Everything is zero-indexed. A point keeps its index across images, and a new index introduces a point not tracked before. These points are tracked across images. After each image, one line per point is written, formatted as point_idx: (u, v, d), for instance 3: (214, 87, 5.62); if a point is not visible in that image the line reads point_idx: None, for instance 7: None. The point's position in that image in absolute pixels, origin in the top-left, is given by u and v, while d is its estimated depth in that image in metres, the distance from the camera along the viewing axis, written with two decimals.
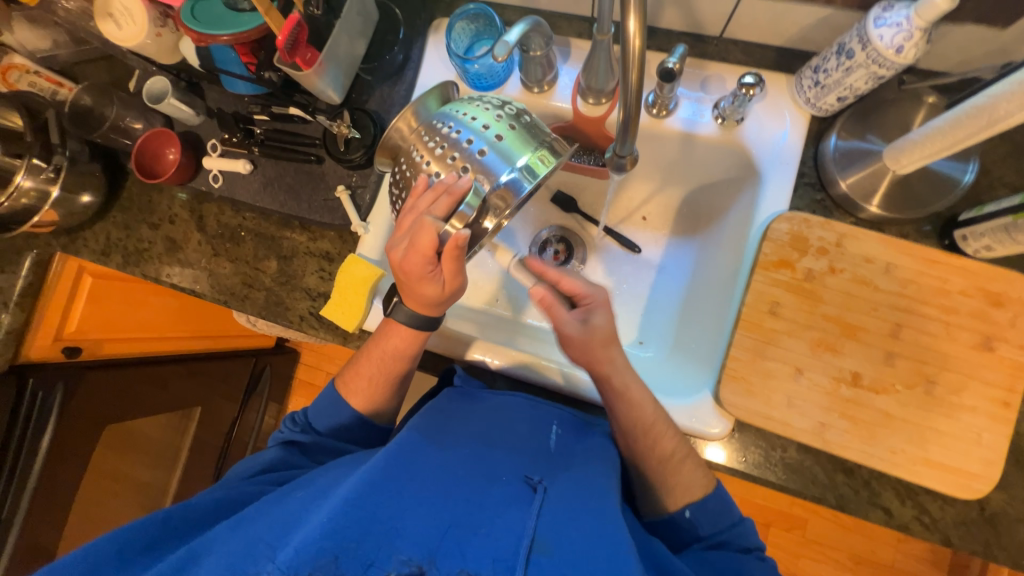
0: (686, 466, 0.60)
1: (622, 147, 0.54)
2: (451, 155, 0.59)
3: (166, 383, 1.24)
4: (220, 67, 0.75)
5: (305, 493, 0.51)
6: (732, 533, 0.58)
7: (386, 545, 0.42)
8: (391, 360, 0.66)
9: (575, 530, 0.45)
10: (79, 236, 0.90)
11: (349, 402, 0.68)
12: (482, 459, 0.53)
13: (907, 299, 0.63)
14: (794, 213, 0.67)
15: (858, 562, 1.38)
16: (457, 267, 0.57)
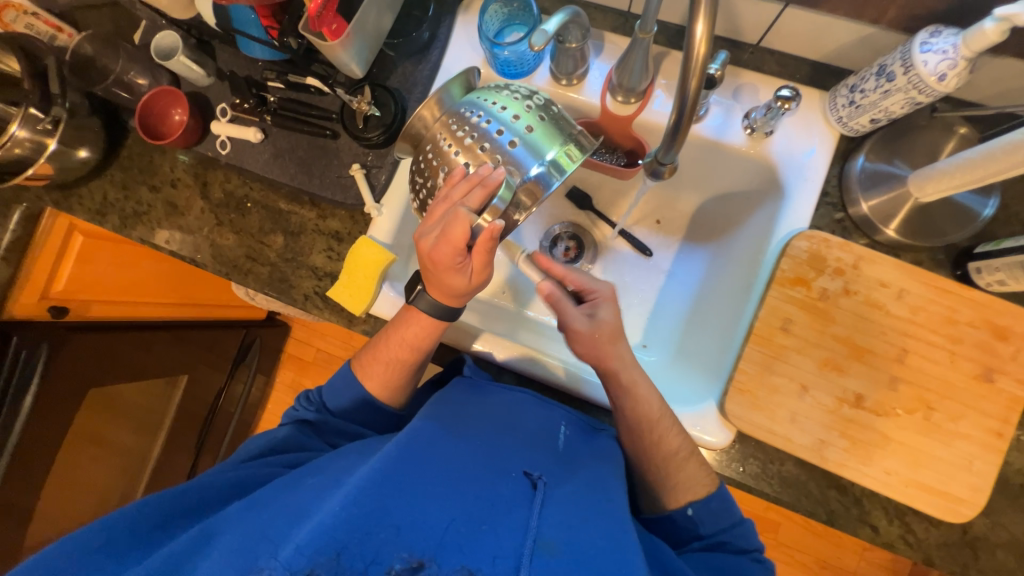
0: (690, 464, 0.60)
1: (666, 154, 0.53)
2: (481, 145, 0.57)
3: (151, 345, 1.20)
4: (237, 28, 0.71)
5: (315, 482, 0.50)
6: (732, 533, 0.59)
7: (395, 539, 0.41)
8: (407, 347, 0.65)
9: (583, 531, 0.45)
10: (73, 193, 0.86)
11: (363, 385, 0.66)
12: (491, 453, 0.52)
13: (916, 326, 0.64)
14: (814, 232, 0.67)
15: (824, 567, 1.44)
16: (488, 259, 0.55)
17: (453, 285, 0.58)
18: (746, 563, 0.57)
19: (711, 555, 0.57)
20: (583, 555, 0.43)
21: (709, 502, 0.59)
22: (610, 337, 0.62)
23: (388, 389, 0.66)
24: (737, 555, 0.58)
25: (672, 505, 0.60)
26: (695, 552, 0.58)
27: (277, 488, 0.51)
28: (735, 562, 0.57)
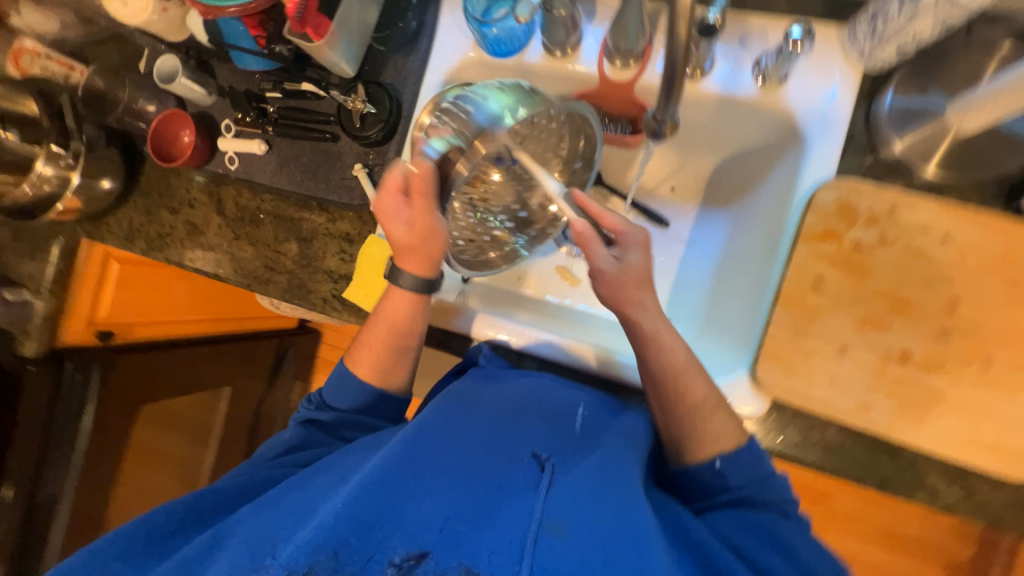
0: (713, 419, 0.56)
1: (664, 111, 0.50)
2: (433, 113, 0.63)
3: (194, 362, 1.28)
4: (229, 42, 0.71)
5: (324, 480, 0.50)
6: (764, 489, 0.54)
7: (397, 530, 0.40)
8: (393, 324, 0.64)
9: (595, 511, 0.42)
10: (103, 223, 0.90)
11: (356, 374, 0.64)
12: (499, 434, 0.49)
13: (966, 272, 0.58)
14: (841, 180, 0.62)
15: (885, 536, 1.37)
16: (422, 201, 0.58)
17: (395, 237, 0.60)
18: (777, 518, 0.52)
19: (745, 516, 0.52)
20: (594, 537, 0.40)
21: (738, 459, 0.54)
22: (641, 279, 0.58)
23: (381, 370, 0.65)
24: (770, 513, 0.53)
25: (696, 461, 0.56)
26: (727, 513, 0.53)
27: (287, 486, 0.51)
28: (769, 522, 0.51)
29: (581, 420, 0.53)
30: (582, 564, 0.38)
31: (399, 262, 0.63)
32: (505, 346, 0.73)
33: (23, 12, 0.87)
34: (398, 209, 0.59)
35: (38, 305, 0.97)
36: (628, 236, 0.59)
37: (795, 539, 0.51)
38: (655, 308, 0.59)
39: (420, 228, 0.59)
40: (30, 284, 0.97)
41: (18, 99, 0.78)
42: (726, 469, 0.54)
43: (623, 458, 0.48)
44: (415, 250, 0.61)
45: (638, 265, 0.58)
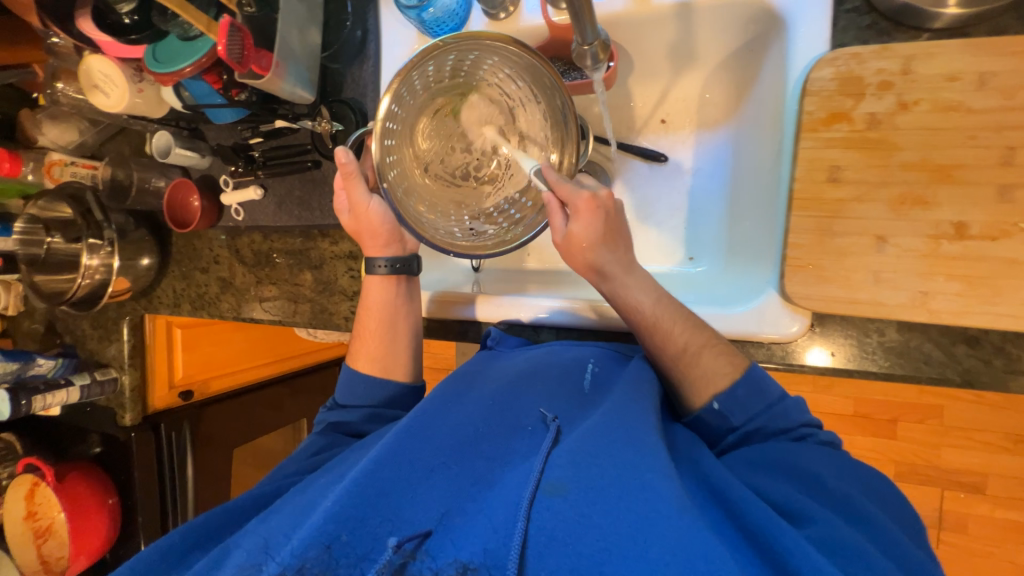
0: (706, 356, 0.55)
1: (584, 36, 0.51)
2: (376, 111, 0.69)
3: (280, 404, 1.45)
4: (202, 103, 0.76)
5: (324, 480, 0.53)
6: (771, 415, 0.53)
7: (395, 517, 0.44)
8: (375, 314, 0.72)
9: (594, 463, 0.44)
10: (154, 295, 1.00)
11: (358, 367, 0.72)
12: (492, 412, 0.54)
13: (1017, 112, 0.49)
14: (837, 51, 0.54)
15: (1016, 441, 1.20)
16: (353, 189, 0.67)
17: (346, 227, 0.72)
18: (790, 444, 0.51)
19: (751, 449, 0.51)
20: (592, 488, 0.42)
21: (741, 383, 0.54)
22: (594, 244, 0.56)
23: (382, 364, 0.72)
24: (780, 438, 0.52)
25: (698, 403, 0.56)
26: (734, 453, 0.52)
27: (290, 493, 0.54)
28: (781, 447, 0.50)
29: (591, 374, 0.60)
30: (581, 517, 0.40)
31: (372, 255, 0.72)
32: (522, 323, 0.74)
33: (41, 128, 0.94)
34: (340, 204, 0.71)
35: (125, 379, 1.08)
36: (582, 205, 0.54)
37: (809, 457, 0.49)
38: (635, 281, 0.58)
39: (361, 212, 0.68)
40: (113, 363, 1.08)
41: (55, 206, 0.89)
42: (725, 408, 0.54)
43: (632, 407, 0.50)
44: (363, 234, 0.71)
45: (582, 235, 0.55)
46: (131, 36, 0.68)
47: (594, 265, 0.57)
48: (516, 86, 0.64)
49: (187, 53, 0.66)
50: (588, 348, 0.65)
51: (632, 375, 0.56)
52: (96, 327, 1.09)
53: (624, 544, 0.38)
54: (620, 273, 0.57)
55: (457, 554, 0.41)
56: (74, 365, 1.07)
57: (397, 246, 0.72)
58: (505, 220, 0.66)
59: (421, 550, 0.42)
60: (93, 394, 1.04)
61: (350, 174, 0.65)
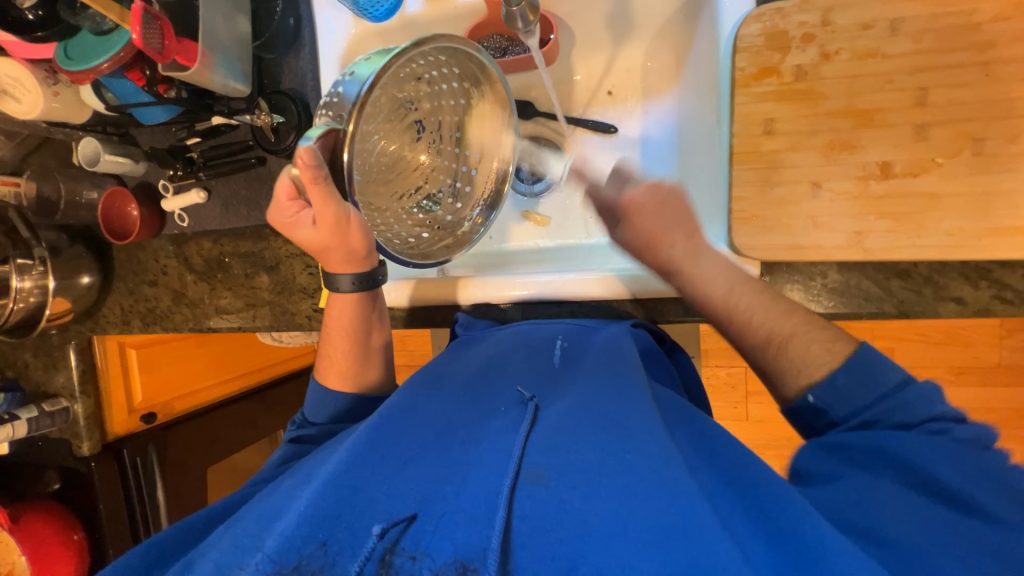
0: (796, 344, 0.49)
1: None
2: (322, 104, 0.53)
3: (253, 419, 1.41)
4: (127, 103, 0.72)
5: (294, 481, 0.52)
6: (882, 408, 0.44)
7: (373, 512, 0.43)
8: (341, 332, 0.68)
9: (572, 447, 0.45)
10: (100, 315, 0.94)
11: (327, 385, 0.70)
12: (466, 402, 0.55)
13: (926, 55, 0.52)
14: (762, 7, 0.56)
15: (960, 373, 1.30)
16: (320, 198, 0.51)
17: (308, 241, 0.57)
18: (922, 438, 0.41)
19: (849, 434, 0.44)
20: (570, 472, 0.43)
21: (850, 369, 0.45)
22: (650, 244, 0.58)
23: (354, 380, 0.70)
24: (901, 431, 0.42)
25: (791, 389, 0.48)
26: (822, 439, 0.45)
27: (258, 497, 0.53)
28: (883, 434, 0.42)
29: (560, 352, 0.62)
30: (561, 501, 0.41)
31: (330, 272, 0.64)
32: (489, 303, 0.75)
33: None
34: (298, 215, 0.56)
35: (78, 407, 1.02)
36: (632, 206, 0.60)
37: (922, 451, 0.40)
38: (706, 272, 0.55)
39: (330, 225, 0.54)
40: (63, 393, 1.02)
41: None
42: (823, 401, 0.46)
43: (604, 392, 0.52)
44: (333, 248, 0.58)
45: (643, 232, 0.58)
46: (38, 34, 0.63)
47: (661, 260, 0.58)
48: (446, 100, 0.61)
49: (103, 47, 0.62)
50: (557, 326, 0.68)
51: (604, 352, 0.59)
52: (39, 355, 1.02)
53: (604, 524, 0.39)
54: (686, 264, 0.56)
55: (455, 552, 0.39)
56: (18, 398, 0.99)
57: (363, 263, 0.63)
58: (432, 223, 0.64)
59: (407, 537, 0.42)
60: (44, 427, 0.98)
61: (320, 179, 0.49)
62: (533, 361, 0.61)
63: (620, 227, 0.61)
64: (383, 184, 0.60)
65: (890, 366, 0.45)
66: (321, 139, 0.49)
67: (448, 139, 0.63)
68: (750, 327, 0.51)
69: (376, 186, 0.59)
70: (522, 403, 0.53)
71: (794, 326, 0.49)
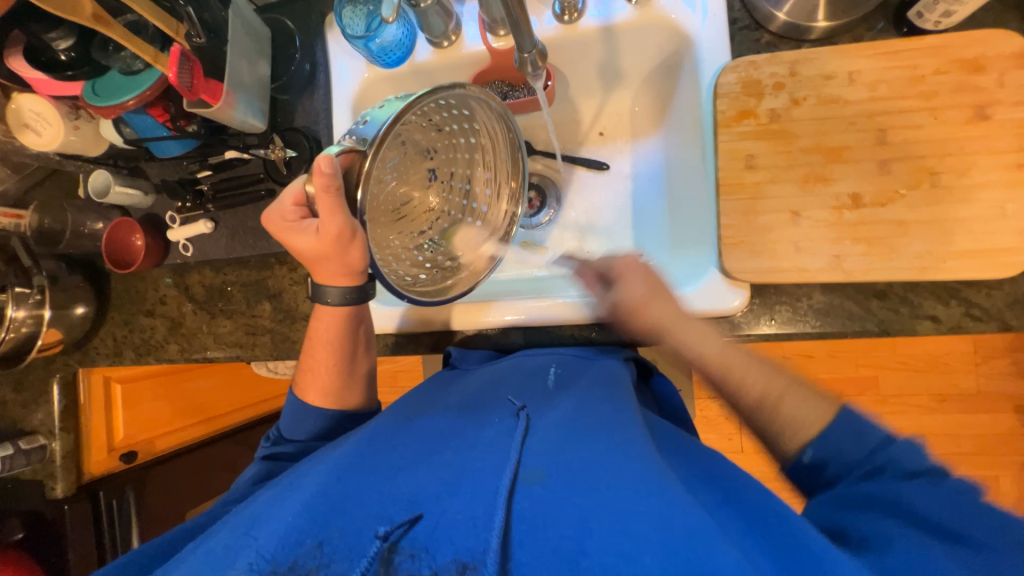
0: (788, 401, 0.51)
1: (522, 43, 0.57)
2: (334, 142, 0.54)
3: None
4: (145, 137, 0.75)
5: (282, 486, 0.53)
6: (873, 462, 0.45)
7: (369, 514, 0.45)
8: (326, 345, 0.68)
9: (567, 452, 0.47)
10: (90, 346, 0.92)
11: (309, 400, 0.69)
12: (465, 414, 0.58)
13: (881, 101, 0.59)
14: (737, 60, 0.64)
15: (943, 399, 1.34)
16: (330, 206, 0.51)
17: (305, 248, 0.57)
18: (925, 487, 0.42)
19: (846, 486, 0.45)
20: (567, 473, 0.45)
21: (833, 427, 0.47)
22: (641, 303, 0.62)
23: (335, 397, 0.69)
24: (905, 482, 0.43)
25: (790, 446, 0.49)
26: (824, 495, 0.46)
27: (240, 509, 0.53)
28: (883, 487, 0.43)
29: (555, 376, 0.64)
30: (560, 500, 0.43)
31: (319, 282, 0.61)
32: (489, 329, 0.76)
33: None
34: (300, 221, 0.58)
35: (56, 445, 0.96)
36: (620, 269, 0.65)
37: (919, 495, 0.41)
38: (696, 335, 0.59)
39: (327, 235, 0.54)
40: (41, 429, 0.96)
41: None
42: (820, 458, 0.47)
43: (601, 409, 0.54)
44: (331, 259, 0.57)
45: (631, 293, 0.63)
46: (68, 73, 0.66)
47: (647, 323, 0.62)
48: (461, 154, 0.64)
49: (132, 86, 0.65)
50: (547, 356, 0.69)
51: (599, 374, 0.62)
52: (19, 390, 0.96)
53: (604, 517, 0.40)
54: (675, 328, 0.60)
55: (455, 554, 0.40)
56: None
57: (358, 278, 0.61)
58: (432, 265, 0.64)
59: (408, 538, 0.42)
60: (18, 466, 0.91)
61: (331, 189, 0.50)
62: (529, 379, 0.63)
63: (615, 286, 0.65)
64: (391, 223, 0.61)
65: (873, 423, 0.46)
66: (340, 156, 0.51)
67: (457, 188, 0.66)
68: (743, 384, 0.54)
69: (386, 226, 0.61)
70: (514, 414, 0.55)
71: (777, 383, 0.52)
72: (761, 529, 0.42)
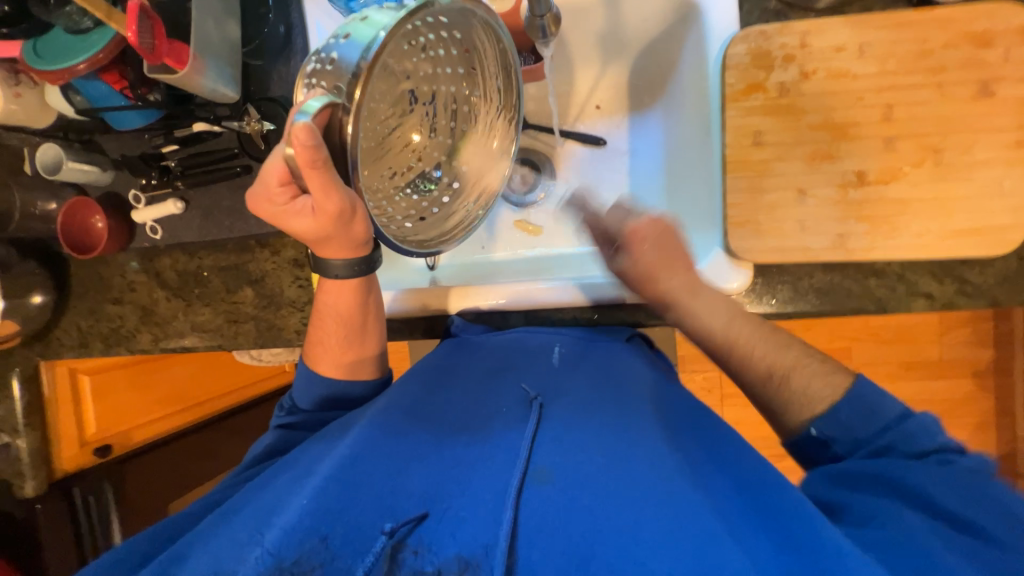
0: (797, 376, 0.52)
1: (539, 5, 0.54)
2: (309, 79, 0.47)
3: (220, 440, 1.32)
4: (100, 105, 0.67)
5: (291, 475, 0.51)
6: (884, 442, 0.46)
7: (377, 509, 0.43)
8: (337, 316, 0.63)
9: (579, 450, 0.46)
10: (51, 338, 0.85)
11: (319, 372, 0.65)
12: (470, 401, 0.56)
13: (890, 76, 0.58)
14: (747, 30, 0.61)
15: (911, 367, 1.41)
16: (322, 183, 0.47)
17: (303, 231, 0.52)
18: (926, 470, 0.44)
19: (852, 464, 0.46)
20: (579, 473, 0.44)
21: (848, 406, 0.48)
22: (651, 272, 0.59)
23: (347, 368, 0.66)
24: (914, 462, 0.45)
25: (794, 422, 0.51)
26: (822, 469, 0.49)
27: (252, 490, 0.52)
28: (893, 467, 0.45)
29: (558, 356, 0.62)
30: (571, 500, 0.42)
31: (321, 256, 0.58)
32: (488, 311, 0.73)
33: None
34: (290, 203, 0.52)
35: (21, 443, 0.90)
36: (633, 235, 0.60)
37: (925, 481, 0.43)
38: (707, 303, 0.57)
39: (324, 214, 0.50)
40: (3, 427, 0.89)
41: None
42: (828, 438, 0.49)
43: (605, 400, 0.54)
44: (335, 236, 0.54)
45: (637, 262, 0.59)
46: (2, 30, 0.59)
47: (657, 294, 0.59)
48: (441, 69, 0.56)
49: (81, 47, 0.58)
50: (551, 334, 0.67)
51: (602, 363, 0.61)
52: None
53: (615, 519, 0.40)
54: (686, 297, 0.58)
55: (457, 549, 0.39)
56: None
57: (361, 248, 0.57)
58: (418, 205, 0.58)
59: (414, 534, 0.41)
60: None
61: (319, 164, 0.45)
62: (533, 362, 0.61)
63: (621, 255, 0.61)
64: (375, 161, 0.53)
65: (887, 398, 0.48)
66: (317, 117, 0.43)
67: (443, 111, 0.59)
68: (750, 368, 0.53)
69: (368, 164, 0.52)
70: (528, 402, 0.53)
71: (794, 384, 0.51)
72: (764, 514, 0.43)
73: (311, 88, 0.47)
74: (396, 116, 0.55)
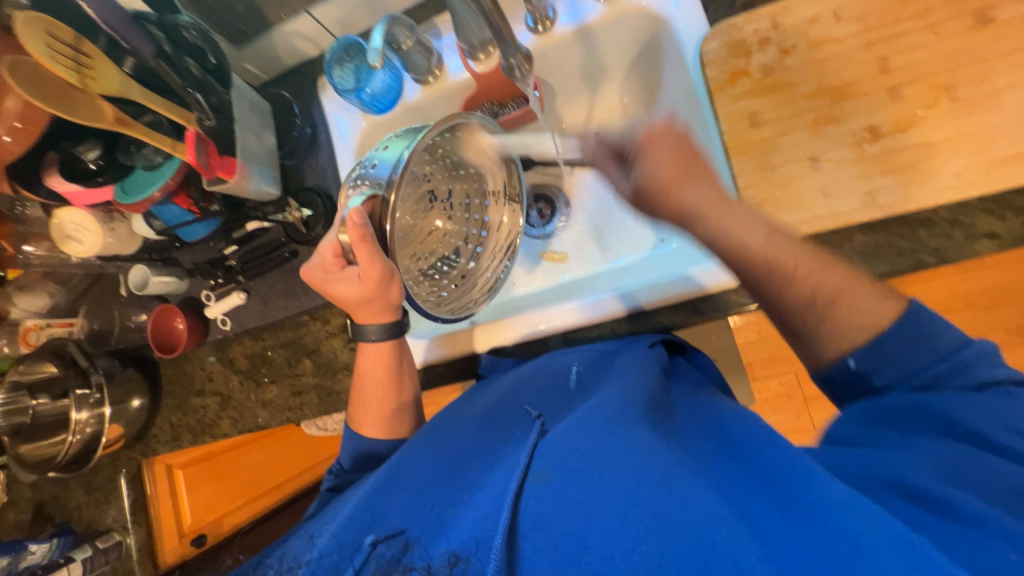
0: (846, 301, 0.45)
1: (508, 49, 0.62)
2: (351, 184, 0.55)
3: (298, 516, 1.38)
4: (173, 225, 0.80)
5: (328, 513, 0.55)
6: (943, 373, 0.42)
7: (388, 526, 0.46)
8: (378, 381, 0.67)
9: (579, 446, 0.43)
10: (149, 436, 0.95)
11: (364, 433, 0.68)
12: (486, 424, 0.56)
13: (875, 30, 0.58)
14: (718, 27, 0.64)
15: None
16: (369, 252, 0.53)
17: (350, 297, 0.58)
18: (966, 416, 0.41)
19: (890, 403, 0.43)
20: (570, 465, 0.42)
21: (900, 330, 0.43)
22: (673, 178, 0.50)
23: (388, 425, 0.68)
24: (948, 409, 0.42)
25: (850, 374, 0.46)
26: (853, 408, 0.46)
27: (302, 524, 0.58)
28: (933, 401, 0.42)
29: (576, 376, 0.61)
30: (564, 499, 0.40)
31: (359, 323, 0.63)
32: (526, 341, 0.74)
33: (13, 299, 0.95)
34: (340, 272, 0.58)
35: (130, 540, 0.98)
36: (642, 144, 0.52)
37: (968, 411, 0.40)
38: (747, 217, 0.49)
39: (367, 279, 0.55)
40: (115, 527, 0.98)
41: (38, 367, 0.90)
42: (867, 364, 0.44)
43: (616, 395, 0.50)
44: (374, 300, 0.58)
45: (655, 170, 0.51)
46: (98, 179, 0.71)
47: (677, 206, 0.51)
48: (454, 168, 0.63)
49: (155, 179, 0.71)
50: (572, 353, 0.66)
51: (622, 368, 0.57)
52: (90, 491, 0.98)
53: (606, 519, 0.38)
54: (713, 209, 0.50)
55: (449, 545, 0.42)
56: (71, 541, 0.95)
57: (395, 313, 0.63)
58: (442, 284, 0.64)
59: (408, 549, 0.44)
60: (98, 567, 0.93)
61: (367, 238, 0.51)
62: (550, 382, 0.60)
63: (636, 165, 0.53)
64: (406, 248, 0.60)
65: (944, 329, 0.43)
66: (364, 206, 0.52)
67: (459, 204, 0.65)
68: (795, 280, 0.47)
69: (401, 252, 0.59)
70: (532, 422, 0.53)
71: (841, 280, 0.46)
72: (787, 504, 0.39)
73: (356, 187, 0.55)
74: (419, 212, 0.61)
